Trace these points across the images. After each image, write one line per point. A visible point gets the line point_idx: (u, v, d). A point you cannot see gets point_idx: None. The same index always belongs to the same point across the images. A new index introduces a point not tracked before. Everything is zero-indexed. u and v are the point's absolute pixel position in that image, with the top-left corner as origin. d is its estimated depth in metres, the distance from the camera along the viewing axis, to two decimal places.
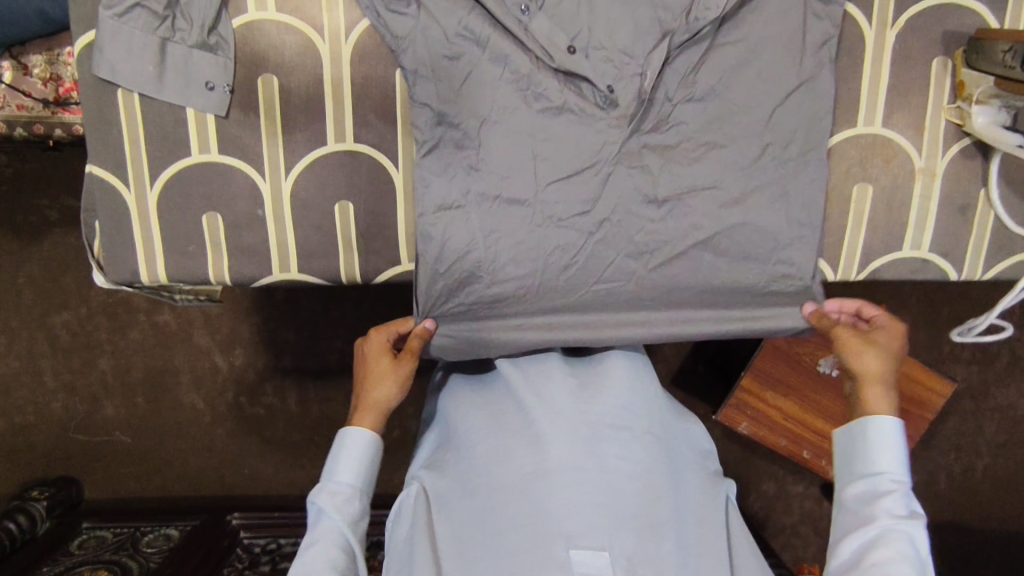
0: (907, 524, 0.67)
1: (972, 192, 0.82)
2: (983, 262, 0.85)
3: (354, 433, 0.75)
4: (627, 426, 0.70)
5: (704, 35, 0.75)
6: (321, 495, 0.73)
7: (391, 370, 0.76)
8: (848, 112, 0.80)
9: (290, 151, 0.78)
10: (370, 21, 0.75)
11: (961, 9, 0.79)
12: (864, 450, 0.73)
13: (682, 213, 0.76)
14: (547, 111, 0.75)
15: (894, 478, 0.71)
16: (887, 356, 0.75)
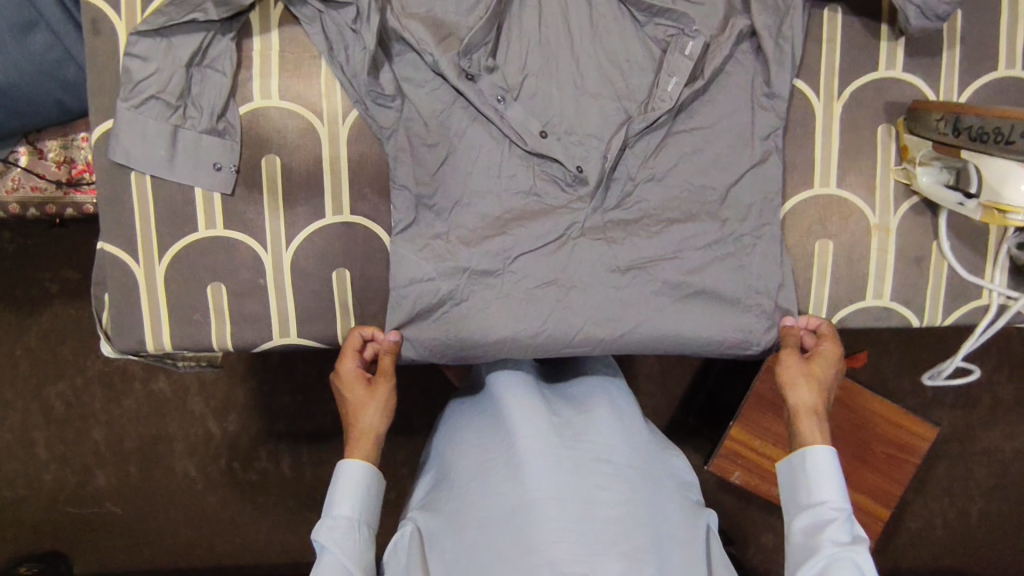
0: (853, 551, 0.70)
1: (926, 245, 0.89)
2: (943, 310, 0.90)
3: (347, 464, 0.76)
4: (608, 456, 0.73)
5: (660, 124, 0.82)
6: (321, 533, 0.73)
7: (370, 394, 0.79)
8: (805, 176, 0.88)
9: (290, 224, 0.83)
10: (359, 112, 0.82)
11: (900, 82, 0.88)
12: (807, 482, 0.77)
13: (642, 281, 0.82)
14: (518, 193, 0.82)
15: (834, 507, 0.74)
16: (819, 386, 0.80)
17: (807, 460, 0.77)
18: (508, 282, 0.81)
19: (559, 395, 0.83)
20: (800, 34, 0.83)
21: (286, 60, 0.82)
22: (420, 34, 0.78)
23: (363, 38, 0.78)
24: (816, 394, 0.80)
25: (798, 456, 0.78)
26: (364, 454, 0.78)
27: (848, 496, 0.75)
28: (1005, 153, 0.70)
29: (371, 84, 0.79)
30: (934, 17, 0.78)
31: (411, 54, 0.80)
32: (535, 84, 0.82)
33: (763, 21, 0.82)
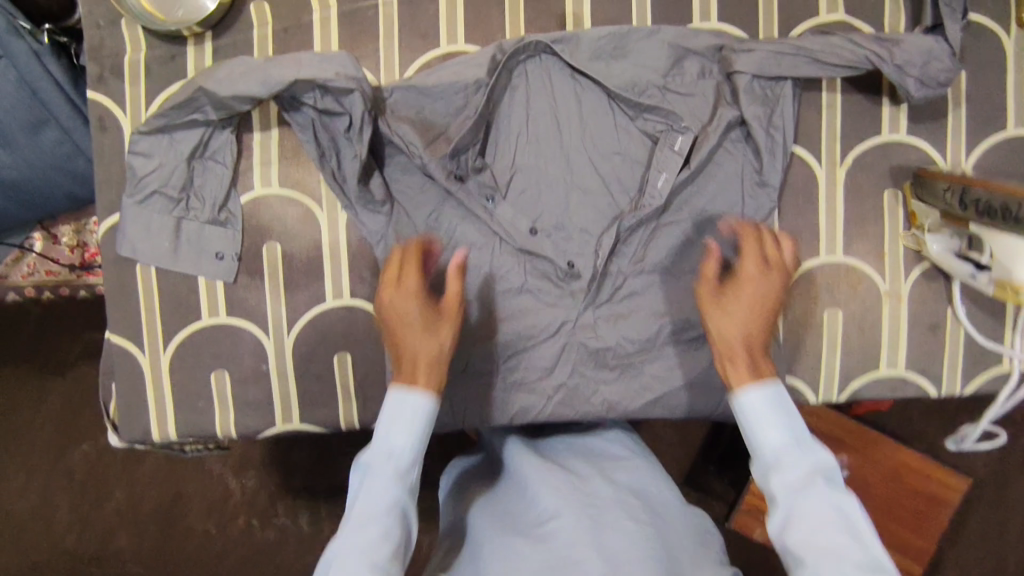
0: (807, 490, 0.58)
1: (939, 311, 0.87)
2: (960, 377, 0.88)
3: (408, 396, 0.65)
4: (623, 501, 0.72)
5: (648, 221, 0.84)
6: (376, 459, 0.64)
7: (441, 317, 0.68)
8: (810, 244, 0.86)
9: (293, 309, 0.84)
10: (349, 215, 0.83)
11: (904, 146, 0.86)
12: (747, 437, 0.62)
13: (634, 376, 0.85)
14: (509, 291, 0.84)
15: (779, 456, 0.60)
16: (747, 314, 0.65)
17: (737, 409, 0.62)
18: (504, 379, 0.85)
19: (571, 455, 0.84)
20: (793, 119, 0.83)
21: (284, 149, 0.83)
22: (410, 137, 0.79)
23: (356, 147, 0.79)
24: (745, 321, 0.65)
25: (740, 411, 0.62)
26: (431, 385, 0.66)
27: (793, 427, 0.60)
28: (1008, 228, 0.68)
29: (361, 192, 0.81)
30: (936, 85, 0.76)
31: (402, 158, 0.83)
32: (524, 181, 0.84)
33: (751, 112, 0.81)
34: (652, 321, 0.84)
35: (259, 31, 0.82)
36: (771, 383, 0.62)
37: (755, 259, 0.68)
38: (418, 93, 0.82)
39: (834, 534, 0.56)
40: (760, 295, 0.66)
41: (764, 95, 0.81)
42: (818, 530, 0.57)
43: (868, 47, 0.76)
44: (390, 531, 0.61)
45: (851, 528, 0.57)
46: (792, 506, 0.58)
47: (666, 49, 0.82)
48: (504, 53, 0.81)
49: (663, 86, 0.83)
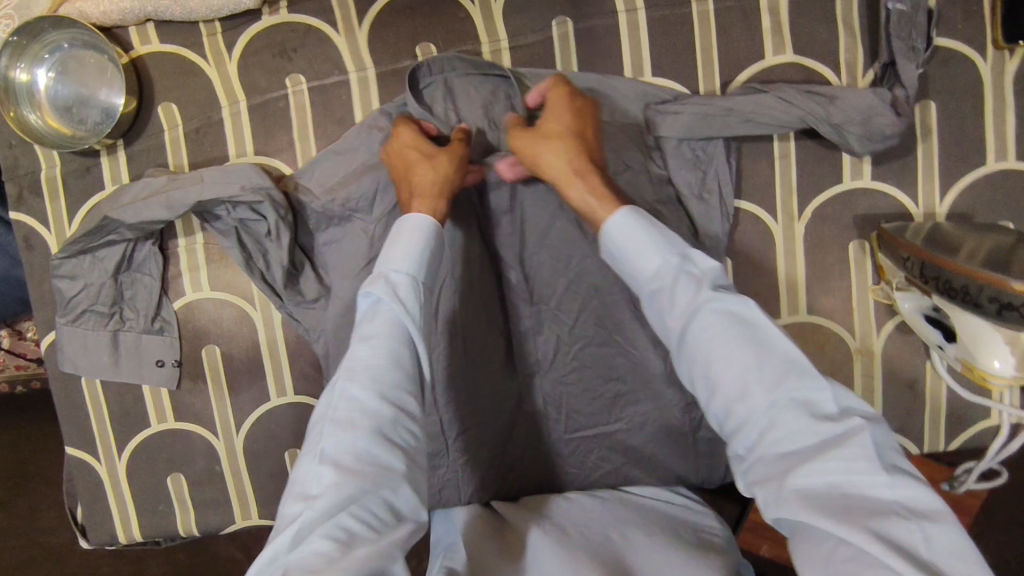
0: (704, 299, 0.58)
1: (918, 365, 0.80)
2: (945, 434, 0.81)
3: (411, 219, 0.68)
4: (604, 535, 0.68)
5: (584, 290, 0.80)
6: (378, 285, 0.63)
7: (447, 151, 0.72)
8: (769, 305, 0.80)
9: (238, 410, 0.84)
10: (282, 312, 0.81)
11: (869, 193, 0.78)
12: (631, 255, 0.64)
13: (588, 447, 0.84)
14: (455, 375, 0.80)
15: (666, 268, 0.61)
16: (564, 133, 0.71)
17: (609, 231, 0.66)
18: (456, 464, 0.82)
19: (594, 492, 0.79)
20: (732, 176, 0.77)
21: (211, 252, 0.81)
22: (343, 232, 0.78)
23: (278, 251, 0.77)
24: (557, 156, 0.70)
25: (603, 240, 0.67)
26: (429, 211, 0.69)
27: (666, 247, 0.62)
28: (973, 312, 0.68)
29: (292, 293, 0.79)
30: (881, 139, 0.71)
31: (330, 251, 0.79)
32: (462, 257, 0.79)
33: (682, 179, 0.76)
34: (603, 393, 0.82)
35: (170, 133, 0.80)
36: (622, 207, 0.67)
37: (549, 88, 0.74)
38: (338, 164, 0.78)
39: (737, 349, 0.55)
40: (559, 105, 0.72)
41: (696, 157, 0.76)
42: (721, 337, 0.56)
43: (801, 105, 0.72)
44: (395, 353, 0.59)
45: (756, 333, 0.56)
46: (694, 328, 0.58)
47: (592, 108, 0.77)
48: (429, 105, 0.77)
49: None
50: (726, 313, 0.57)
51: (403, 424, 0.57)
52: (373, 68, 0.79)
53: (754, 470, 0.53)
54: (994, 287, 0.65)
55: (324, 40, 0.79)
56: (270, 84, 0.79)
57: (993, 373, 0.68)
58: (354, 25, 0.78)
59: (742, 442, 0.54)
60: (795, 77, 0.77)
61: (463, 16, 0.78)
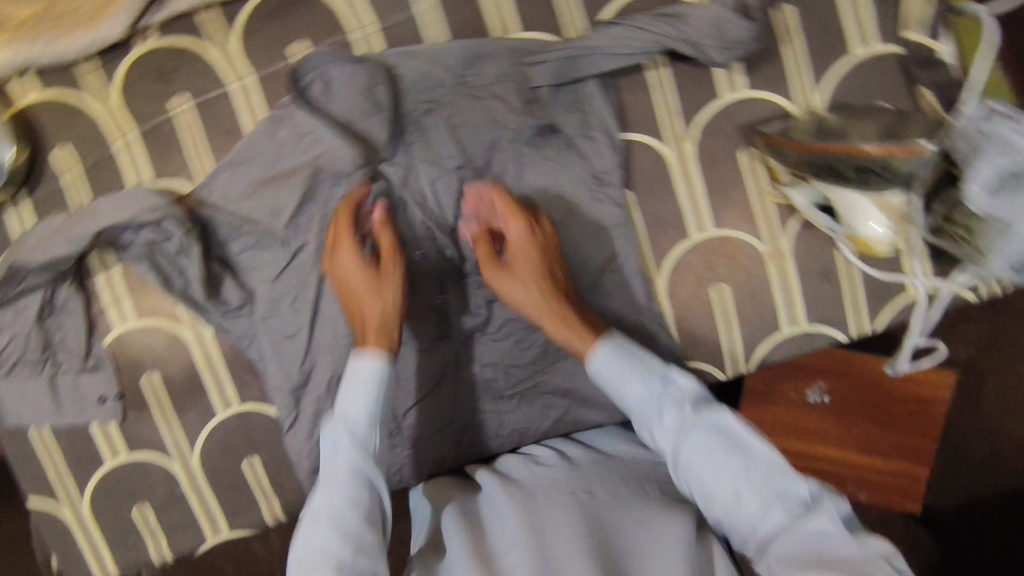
0: (685, 425, 0.66)
1: (828, 257, 0.82)
2: (868, 316, 0.83)
3: (362, 360, 0.72)
4: (572, 493, 0.69)
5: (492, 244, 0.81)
6: (337, 428, 0.69)
7: (385, 275, 0.76)
8: (676, 227, 0.82)
9: (187, 430, 0.86)
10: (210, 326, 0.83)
11: (748, 102, 0.80)
12: (616, 392, 0.72)
13: (533, 398, 0.85)
14: None
15: (660, 431, 0.68)
16: (528, 278, 0.76)
17: (595, 369, 0.73)
18: (409, 439, 0.84)
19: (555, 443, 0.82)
20: (612, 110, 0.79)
21: (128, 282, 0.82)
22: (253, 237, 0.81)
23: (190, 266, 0.79)
24: (526, 293, 0.76)
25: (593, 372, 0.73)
26: (378, 346, 0.72)
27: (644, 379, 0.70)
28: (843, 185, 0.76)
29: (214, 304, 0.80)
30: (739, 45, 0.76)
31: (244, 257, 0.81)
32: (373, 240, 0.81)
33: (564, 121, 0.79)
34: (534, 343, 0.84)
35: (66, 175, 0.81)
36: (602, 343, 0.73)
37: (511, 212, 0.77)
38: (233, 169, 0.79)
39: (715, 446, 0.64)
40: (526, 239, 0.77)
41: (574, 101, 0.79)
42: (702, 447, 0.64)
43: (654, 31, 0.76)
44: (354, 497, 0.65)
45: (736, 441, 0.64)
46: (680, 451, 0.66)
47: (466, 72, 0.79)
48: (310, 99, 0.79)
49: (457, 88, 0.79)
50: (703, 428, 0.65)
51: (362, 559, 0.63)
52: (249, 74, 0.80)
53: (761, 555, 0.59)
54: (852, 158, 0.74)
55: (197, 56, 0.80)
56: (153, 108, 0.81)
57: (874, 238, 0.78)
58: (224, 36, 0.80)
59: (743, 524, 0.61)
60: (651, 6, 0.81)
61: (326, 7, 0.80)
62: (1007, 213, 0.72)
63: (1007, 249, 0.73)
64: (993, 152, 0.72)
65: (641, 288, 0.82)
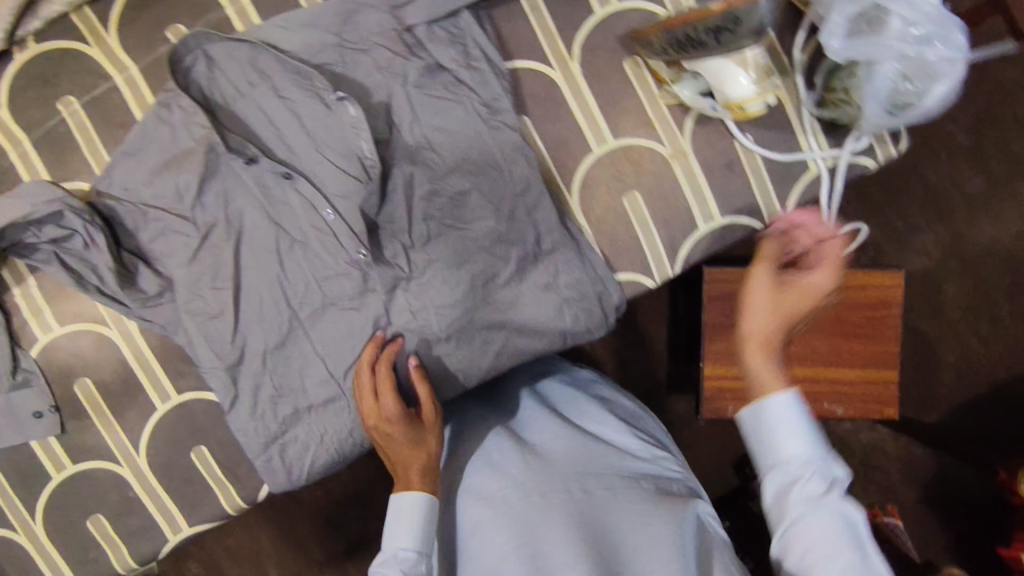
0: (824, 501, 0.60)
1: (728, 148, 0.83)
2: (778, 200, 0.84)
3: (404, 497, 0.73)
4: (566, 487, 0.70)
5: (397, 189, 0.81)
6: (388, 564, 0.72)
7: (429, 429, 0.79)
8: (577, 145, 0.83)
9: (130, 431, 0.85)
10: (135, 320, 0.82)
11: (622, 13, 0.82)
12: (769, 440, 0.63)
13: (469, 337, 0.83)
14: (316, 313, 0.83)
15: (800, 462, 0.61)
16: (784, 317, 0.67)
17: (768, 408, 0.63)
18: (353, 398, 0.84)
19: (534, 403, 0.89)
20: (492, 40, 0.81)
21: (46, 291, 0.82)
22: (162, 223, 0.81)
23: (101, 262, 0.78)
24: (762, 318, 0.68)
25: (750, 416, 0.64)
26: (427, 485, 0.75)
27: (813, 442, 0.62)
28: (699, 56, 0.68)
29: (133, 295, 0.80)
30: None
31: (156, 244, 0.81)
32: (280, 205, 0.81)
33: (446, 57, 0.80)
34: (458, 278, 0.82)
35: None
36: (788, 393, 0.63)
37: (825, 261, 0.70)
38: (130, 159, 0.80)
39: (845, 556, 0.57)
40: (812, 292, 0.68)
41: (451, 36, 0.80)
42: (822, 531, 0.59)
43: None
44: None
45: (859, 536, 0.59)
46: (799, 521, 0.60)
47: (342, 25, 0.80)
48: (198, 80, 0.80)
49: (338, 43, 0.80)
50: (842, 533, 0.59)
51: None
52: (132, 65, 0.81)
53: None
54: (701, 23, 0.66)
55: (78, 55, 0.81)
56: (43, 115, 0.81)
57: (750, 107, 0.71)
58: (101, 33, 0.80)
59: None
60: None
61: None
62: (866, 54, 0.71)
63: (875, 91, 0.72)
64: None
65: (555, 208, 0.82)
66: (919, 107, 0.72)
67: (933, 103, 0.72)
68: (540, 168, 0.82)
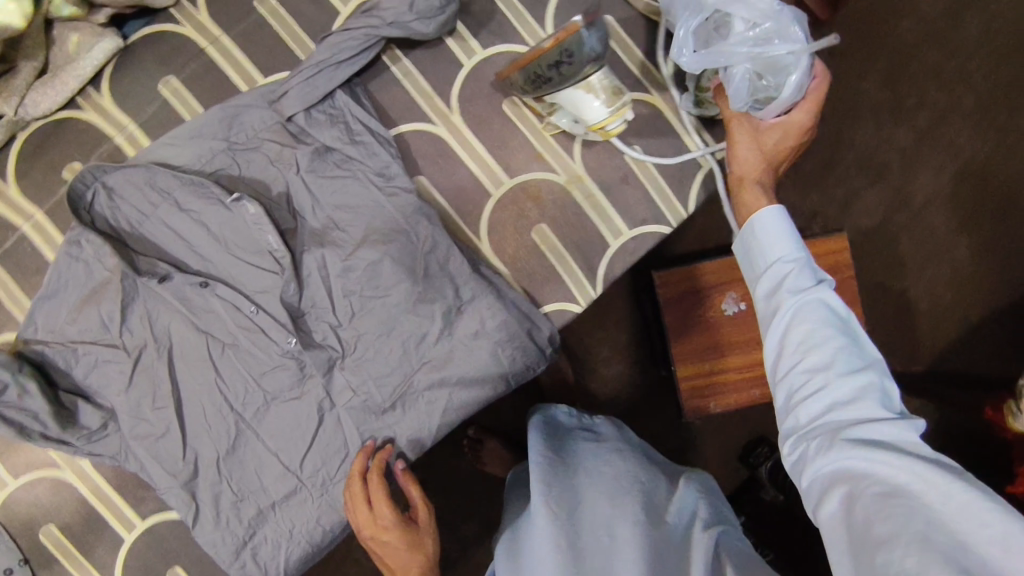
0: (814, 290, 0.66)
1: (620, 163, 0.87)
2: (678, 202, 0.88)
3: None
4: (614, 512, 0.80)
5: (312, 274, 0.83)
6: None
7: (424, 530, 0.86)
8: (476, 192, 0.86)
9: (102, 568, 0.85)
10: (84, 456, 0.83)
11: (489, 60, 0.86)
12: (761, 246, 0.72)
13: (414, 399, 0.85)
14: (260, 409, 0.84)
15: (788, 260, 0.70)
16: (764, 158, 0.79)
17: (757, 220, 0.73)
18: (313, 484, 0.84)
19: (543, 430, 0.95)
20: (372, 113, 0.84)
21: None
22: (93, 356, 0.82)
23: (35, 408, 0.79)
24: (749, 159, 0.79)
25: (742, 238, 0.75)
26: None
27: (800, 245, 0.70)
28: (557, 88, 0.72)
29: (76, 432, 0.80)
30: (434, 12, 0.79)
31: (91, 378, 0.82)
32: (205, 312, 0.83)
33: (330, 138, 0.82)
34: (393, 345, 0.84)
35: None
36: (774, 206, 0.74)
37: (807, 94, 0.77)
38: (50, 302, 0.81)
39: (833, 336, 0.62)
40: (786, 125, 0.79)
41: (331, 118, 0.83)
42: (815, 319, 0.64)
43: (359, 27, 0.79)
44: None
45: (845, 319, 0.64)
46: (793, 313, 0.65)
47: (226, 130, 0.82)
48: (101, 211, 0.82)
49: (228, 147, 0.82)
50: (832, 320, 0.64)
51: None
52: (37, 211, 0.83)
53: (808, 432, 0.60)
54: (542, 61, 0.69)
55: None
56: None
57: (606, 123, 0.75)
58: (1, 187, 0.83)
59: (800, 413, 0.61)
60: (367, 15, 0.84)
61: (84, 126, 0.84)
62: (716, 61, 0.75)
63: (736, 92, 0.76)
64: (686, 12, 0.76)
65: (468, 257, 0.84)
66: (777, 100, 0.76)
67: (789, 94, 0.75)
68: (445, 222, 0.84)
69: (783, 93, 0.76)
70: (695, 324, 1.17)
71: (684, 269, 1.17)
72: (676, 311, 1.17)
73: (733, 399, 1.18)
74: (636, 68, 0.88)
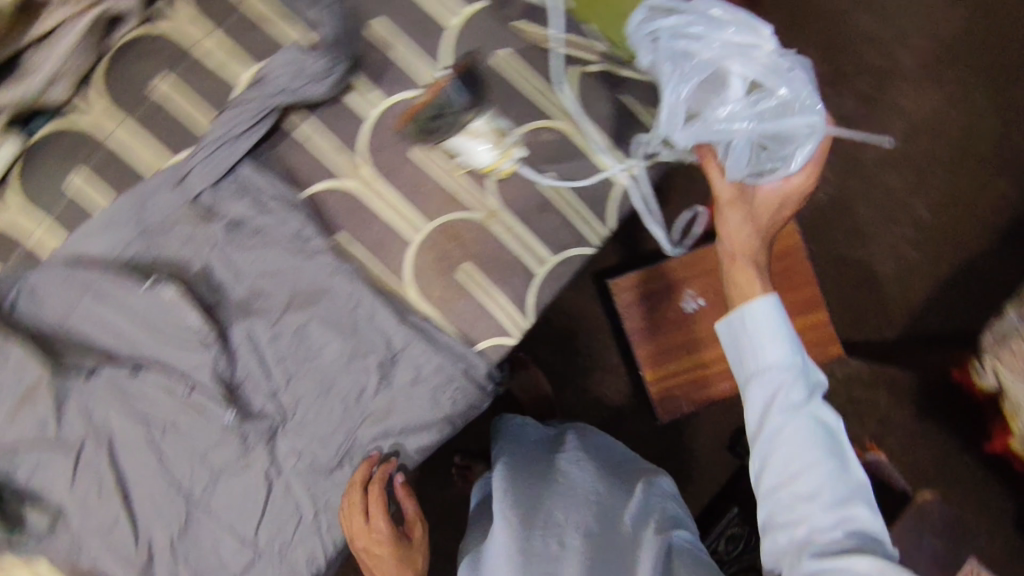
0: (806, 411, 0.70)
1: (533, 193, 0.88)
2: (596, 222, 0.89)
3: None
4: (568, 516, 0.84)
5: (241, 346, 0.83)
6: None
7: (416, 542, 0.93)
8: (395, 240, 0.86)
9: None
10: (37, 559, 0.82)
11: (388, 110, 0.87)
12: (752, 347, 0.73)
13: (361, 453, 0.85)
14: (208, 486, 0.84)
15: (780, 368, 0.71)
16: (755, 230, 0.83)
17: (747, 317, 0.74)
18: (272, 554, 0.84)
19: (510, 445, 0.99)
20: (280, 178, 0.85)
21: None
22: (31, 461, 0.81)
23: None
24: (741, 231, 0.83)
25: (732, 326, 0.76)
26: None
27: (792, 349, 0.72)
28: (443, 136, 0.85)
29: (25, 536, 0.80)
30: (324, 75, 0.82)
31: (32, 482, 0.81)
32: (139, 399, 0.82)
33: (241, 210, 0.83)
34: (332, 404, 0.84)
35: None
36: (767, 296, 0.75)
37: (811, 164, 0.81)
38: None
39: (822, 464, 0.68)
40: (784, 195, 0.83)
41: (240, 189, 0.84)
42: (808, 445, 0.68)
43: (254, 100, 0.82)
44: None
45: (832, 439, 0.70)
46: (784, 432, 0.69)
47: (134, 216, 0.81)
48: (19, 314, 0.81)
49: (142, 233, 0.82)
50: (822, 443, 0.69)
51: None
52: None
53: (784, 547, 0.69)
54: (422, 112, 0.84)
55: None
56: None
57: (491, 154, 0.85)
58: None
59: (780, 531, 0.69)
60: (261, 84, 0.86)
61: None
62: (717, 134, 0.81)
63: (738, 159, 0.81)
64: (676, 79, 0.81)
65: (394, 307, 0.84)
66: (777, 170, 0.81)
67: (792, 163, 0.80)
68: (367, 276, 0.85)
69: (789, 163, 0.81)
70: (657, 326, 1.15)
71: (635, 274, 1.14)
72: (636, 317, 1.14)
73: (705, 395, 1.17)
74: (537, 97, 0.89)
